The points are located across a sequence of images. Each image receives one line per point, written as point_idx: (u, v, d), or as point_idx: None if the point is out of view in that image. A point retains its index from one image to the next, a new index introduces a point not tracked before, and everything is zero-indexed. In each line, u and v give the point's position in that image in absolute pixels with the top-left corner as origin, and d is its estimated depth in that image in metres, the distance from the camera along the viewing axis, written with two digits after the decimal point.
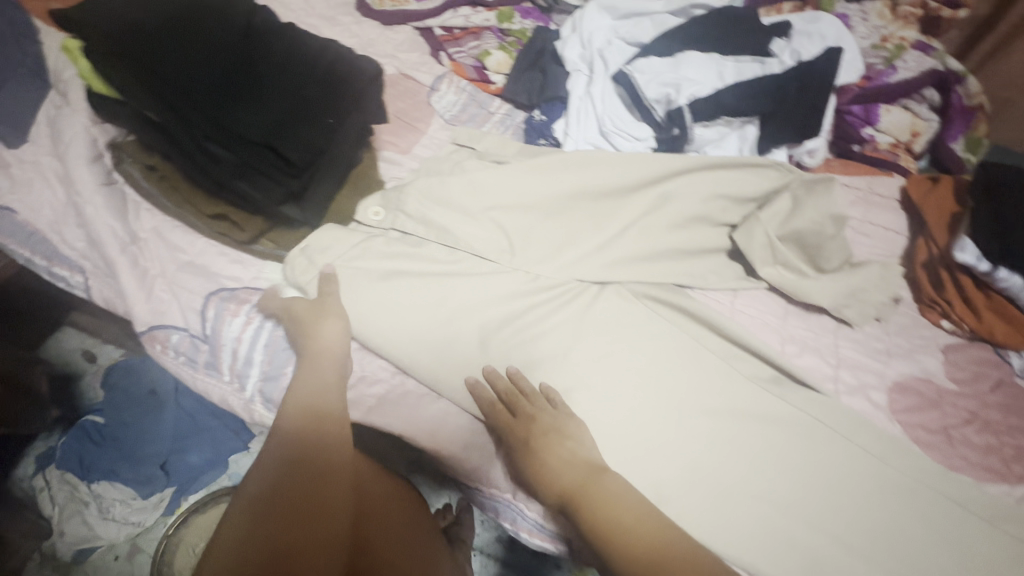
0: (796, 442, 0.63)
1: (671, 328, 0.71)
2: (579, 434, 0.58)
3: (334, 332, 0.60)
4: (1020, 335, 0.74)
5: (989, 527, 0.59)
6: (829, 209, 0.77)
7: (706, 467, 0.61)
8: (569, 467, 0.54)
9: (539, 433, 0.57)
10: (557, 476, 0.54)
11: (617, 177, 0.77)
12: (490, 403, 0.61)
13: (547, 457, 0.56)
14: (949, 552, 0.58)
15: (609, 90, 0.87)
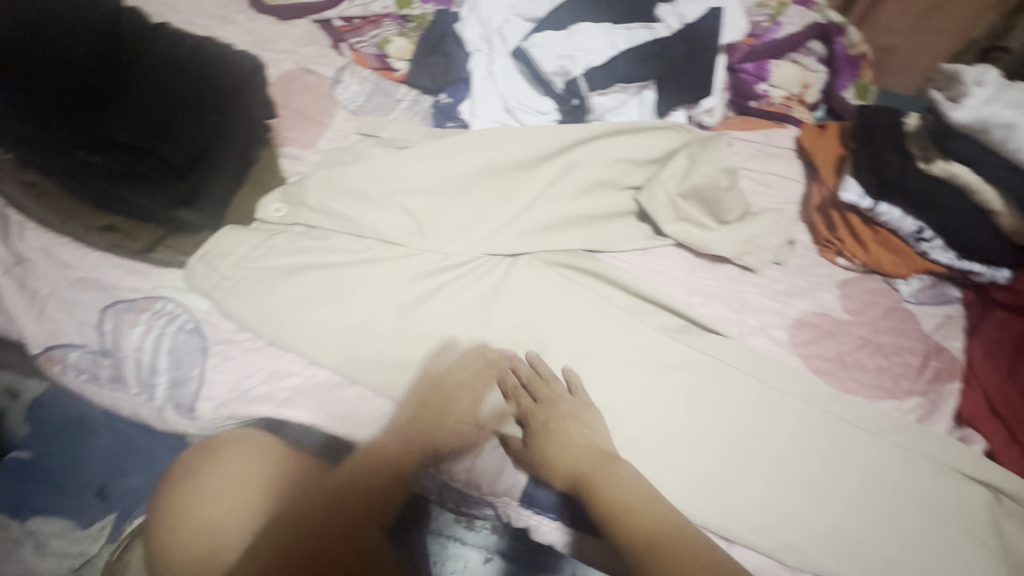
0: (702, 383, 0.67)
1: (581, 290, 0.73)
2: (594, 423, 0.61)
3: (462, 403, 0.61)
4: (904, 264, 0.80)
5: (883, 440, 0.64)
6: (720, 162, 0.81)
7: (622, 417, 0.64)
8: (587, 456, 0.57)
9: (558, 421, 0.59)
10: (570, 460, 0.56)
11: (519, 153, 0.80)
12: (512, 390, 0.62)
13: (553, 444, 0.58)
14: (856, 469, 0.62)
15: (511, 68, 0.89)
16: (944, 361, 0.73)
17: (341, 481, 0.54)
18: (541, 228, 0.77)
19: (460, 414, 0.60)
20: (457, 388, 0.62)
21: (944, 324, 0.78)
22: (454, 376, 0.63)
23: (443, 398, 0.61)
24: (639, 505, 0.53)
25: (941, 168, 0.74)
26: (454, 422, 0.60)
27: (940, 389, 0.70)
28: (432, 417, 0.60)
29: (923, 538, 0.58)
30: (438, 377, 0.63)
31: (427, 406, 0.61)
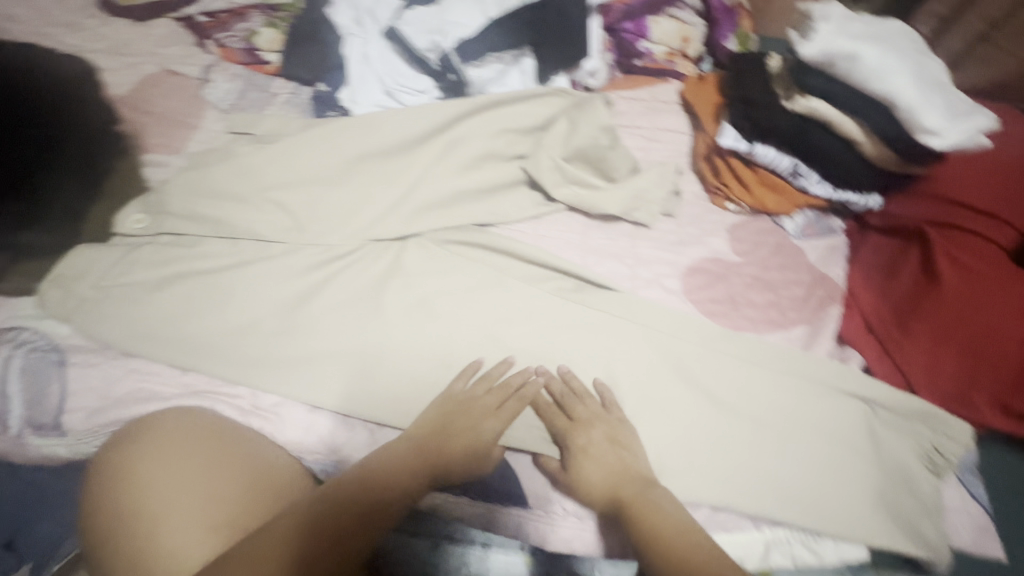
0: (608, 343, 0.68)
1: (474, 265, 0.73)
2: (631, 443, 0.61)
3: (472, 425, 0.60)
4: (786, 201, 0.82)
5: (812, 386, 0.66)
6: (599, 123, 0.84)
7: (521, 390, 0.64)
8: (624, 484, 0.58)
9: (596, 443, 0.60)
10: (610, 484, 0.58)
11: (398, 135, 0.79)
12: (547, 412, 0.63)
13: (593, 469, 0.59)
14: (786, 417, 0.64)
15: (387, 49, 0.86)
16: (827, 288, 0.76)
17: (358, 493, 0.52)
18: (427, 208, 0.75)
19: (466, 439, 0.59)
20: (481, 417, 0.61)
21: (828, 252, 0.80)
22: (476, 400, 0.62)
23: (458, 427, 0.60)
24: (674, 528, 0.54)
25: (798, 103, 0.78)
26: (456, 448, 0.59)
27: (822, 315, 0.73)
28: (445, 450, 0.58)
29: (834, 465, 0.61)
30: (463, 396, 0.62)
31: (443, 430, 0.60)
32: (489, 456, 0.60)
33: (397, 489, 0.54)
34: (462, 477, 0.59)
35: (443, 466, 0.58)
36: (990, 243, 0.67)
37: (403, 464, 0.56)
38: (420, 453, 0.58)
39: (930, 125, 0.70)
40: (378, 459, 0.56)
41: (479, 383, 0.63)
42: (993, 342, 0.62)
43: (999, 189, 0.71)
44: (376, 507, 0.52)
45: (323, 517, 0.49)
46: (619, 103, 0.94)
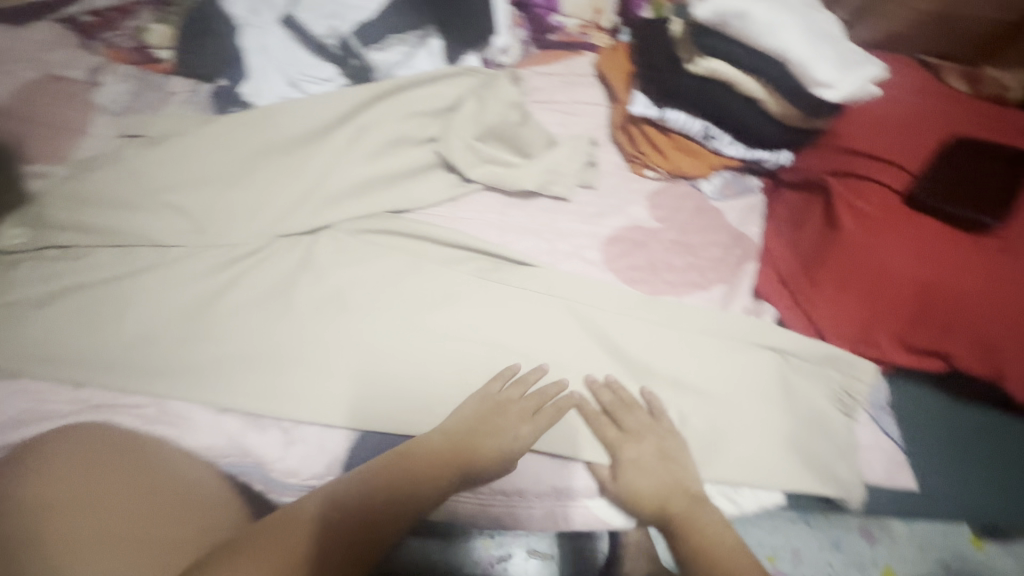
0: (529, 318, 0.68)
1: (391, 251, 0.71)
2: (679, 455, 0.60)
3: (504, 441, 0.58)
4: (701, 163, 0.84)
5: (747, 346, 0.66)
6: (507, 99, 0.82)
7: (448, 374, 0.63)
8: (673, 499, 0.58)
9: (646, 456, 0.59)
10: (660, 496, 0.58)
11: (302, 126, 0.76)
12: (596, 420, 0.62)
13: (645, 480, 0.58)
14: (724, 377, 0.65)
15: (286, 38, 0.82)
16: (744, 247, 0.77)
17: (386, 491, 0.53)
18: (334, 198, 0.73)
19: (502, 442, 0.58)
20: (516, 423, 0.59)
21: (746, 213, 0.82)
22: (513, 404, 0.60)
23: (491, 442, 0.58)
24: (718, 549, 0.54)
25: (700, 66, 0.78)
26: (487, 452, 0.57)
27: (739, 272, 0.74)
28: (477, 453, 0.57)
29: (816, 431, 0.63)
30: (500, 400, 0.60)
31: (474, 431, 0.58)
32: (513, 461, 0.58)
33: (425, 487, 0.54)
34: (493, 475, 0.58)
35: (474, 465, 0.57)
36: (885, 187, 0.69)
37: (433, 462, 0.55)
38: (451, 456, 0.56)
39: (824, 79, 0.71)
40: (412, 453, 0.56)
41: (513, 387, 0.62)
42: (888, 281, 0.63)
43: (893, 139, 0.74)
44: (400, 507, 0.53)
45: (343, 516, 0.51)
46: (534, 79, 0.93)
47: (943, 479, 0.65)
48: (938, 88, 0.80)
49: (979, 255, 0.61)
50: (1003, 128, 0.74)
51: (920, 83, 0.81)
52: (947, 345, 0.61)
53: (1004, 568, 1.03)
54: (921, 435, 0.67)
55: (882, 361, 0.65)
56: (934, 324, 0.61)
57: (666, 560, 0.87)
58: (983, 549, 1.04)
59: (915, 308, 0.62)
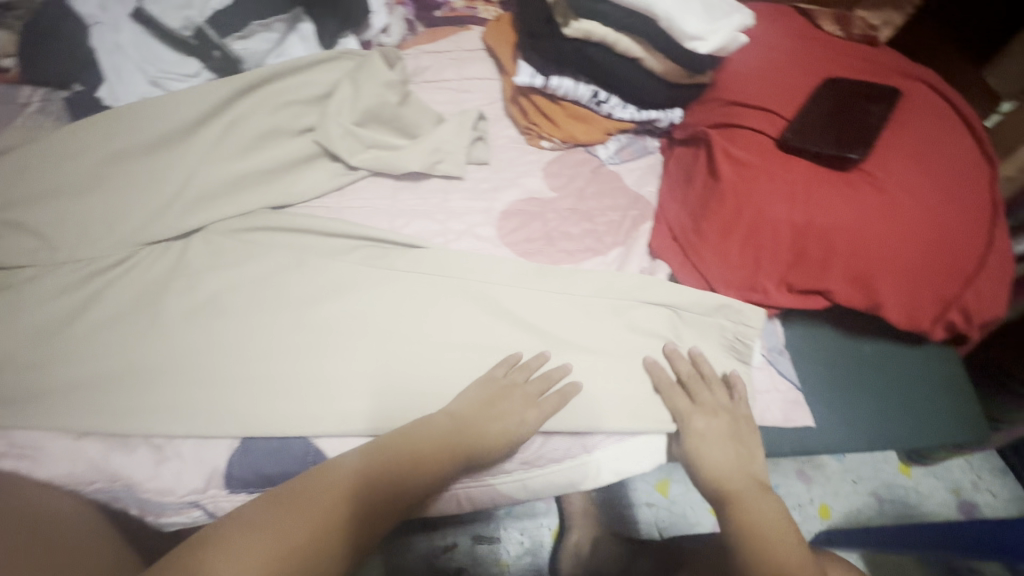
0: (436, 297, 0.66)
1: (275, 248, 0.68)
2: (750, 442, 0.60)
3: (511, 425, 0.57)
4: (593, 129, 0.83)
5: (642, 304, 0.66)
6: (383, 79, 0.77)
7: (400, 364, 0.61)
8: (731, 478, 0.57)
9: (714, 430, 0.59)
10: (725, 474, 0.57)
11: (159, 127, 0.70)
12: (669, 388, 0.61)
13: (713, 451, 0.58)
14: (624, 339, 0.65)
15: (140, 34, 0.76)
16: (641, 209, 0.78)
17: (404, 468, 0.52)
18: (201, 201, 0.69)
19: (508, 424, 0.57)
20: (522, 407, 0.58)
21: (643, 173, 0.84)
22: (518, 388, 0.59)
23: (496, 421, 0.57)
24: (769, 527, 0.53)
25: (576, 29, 0.74)
26: (495, 435, 0.56)
27: (633, 234, 0.74)
28: (484, 434, 0.56)
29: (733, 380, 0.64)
30: (504, 384, 0.59)
31: (482, 414, 0.57)
32: (515, 444, 0.58)
33: (436, 469, 0.53)
34: (494, 457, 0.57)
35: (481, 447, 0.56)
36: (760, 133, 0.70)
37: (445, 441, 0.54)
38: (461, 436, 0.55)
39: (695, 32, 0.70)
40: (419, 430, 0.55)
41: (517, 372, 0.60)
42: (767, 224, 0.63)
43: (766, 87, 0.74)
44: (417, 484, 0.52)
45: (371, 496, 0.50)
46: (421, 58, 0.90)
47: (842, 410, 0.67)
48: (812, 33, 0.81)
49: (846, 190, 0.62)
50: (868, 66, 0.76)
51: (796, 28, 0.82)
52: (827, 281, 0.62)
53: (929, 490, 1.08)
54: (819, 370, 0.69)
55: (769, 305, 0.66)
56: (813, 261, 0.63)
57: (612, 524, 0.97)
58: (910, 475, 1.09)
59: (794, 248, 0.63)
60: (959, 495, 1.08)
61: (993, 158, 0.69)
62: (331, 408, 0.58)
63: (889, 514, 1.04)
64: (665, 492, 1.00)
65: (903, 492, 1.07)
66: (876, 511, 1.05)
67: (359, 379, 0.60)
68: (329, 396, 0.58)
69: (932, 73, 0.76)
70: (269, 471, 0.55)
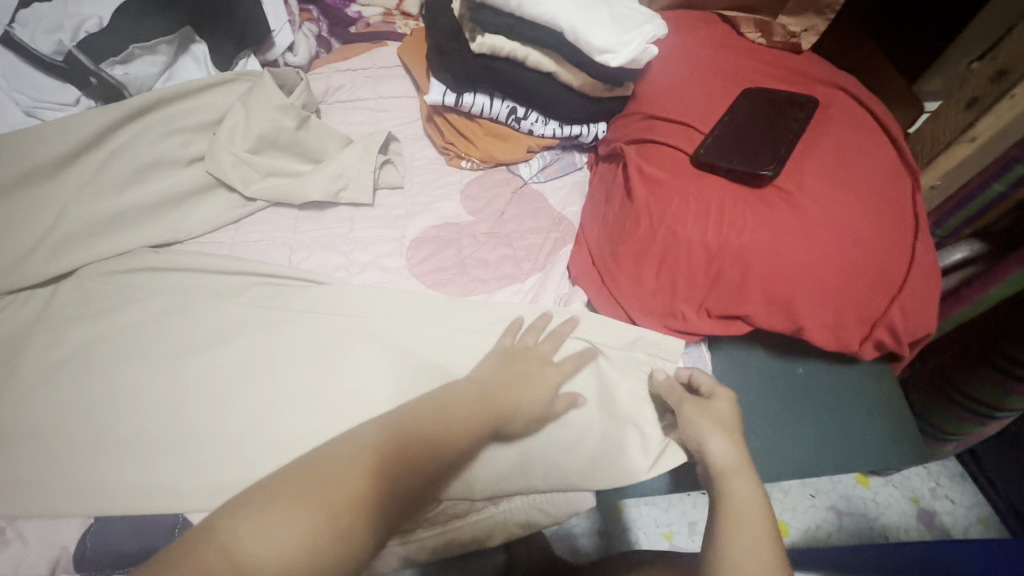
0: (350, 331, 0.61)
1: (158, 288, 0.62)
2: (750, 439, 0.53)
3: (538, 392, 0.54)
4: (512, 148, 0.79)
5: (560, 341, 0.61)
6: (272, 102, 0.71)
7: (349, 383, 0.57)
8: (722, 459, 0.50)
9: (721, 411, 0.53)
10: (719, 450, 0.50)
11: (18, 164, 0.62)
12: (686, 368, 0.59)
13: (718, 441, 0.51)
14: None
15: (6, 59, 0.69)
16: (563, 231, 0.74)
17: (429, 432, 0.47)
18: (73, 239, 0.62)
19: (533, 388, 0.54)
20: (539, 367, 0.56)
21: (569, 192, 0.80)
22: (533, 351, 0.57)
23: (513, 376, 0.54)
24: (744, 557, 0.43)
25: (480, 44, 0.70)
26: (523, 399, 0.52)
27: (552, 259, 0.70)
28: (511, 396, 0.52)
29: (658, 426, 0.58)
30: (514, 349, 0.57)
31: (503, 378, 0.53)
32: (554, 406, 0.54)
33: (465, 431, 0.49)
34: (530, 424, 0.53)
35: (509, 415, 0.51)
36: (675, 149, 0.66)
37: (470, 405, 0.50)
38: (487, 397, 0.51)
39: (605, 45, 0.66)
40: (442, 396, 0.51)
41: (527, 335, 0.59)
42: (680, 245, 0.59)
43: (684, 101, 0.71)
44: (446, 453, 0.47)
45: (412, 458, 0.45)
46: (332, 78, 0.86)
47: (772, 439, 0.63)
48: (732, 42, 0.79)
49: (762, 210, 0.59)
50: (787, 75, 0.74)
51: (716, 37, 0.79)
52: (745, 306, 0.59)
53: (887, 500, 1.01)
54: (752, 401, 0.64)
55: (689, 332, 0.62)
56: (731, 288, 0.59)
57: (558, 547, 0.86)
58: (869, 485, 1.02)
59: (711, 274, 0.59)
60: (917, 503, 1.00)
61: (915, 171, 0.67)
62: (201, 477, 0.52)
63: (848, 529, 0.98)
64: (621, 514, 0.94)
65: (866, 505, 1.00)
66: (834, 527, 0.98)
67: (246, 434, 0.54)
68: (202, 461, 0.53)
69: (852, 81, 0.74)
70: (127, 551, 0.48)
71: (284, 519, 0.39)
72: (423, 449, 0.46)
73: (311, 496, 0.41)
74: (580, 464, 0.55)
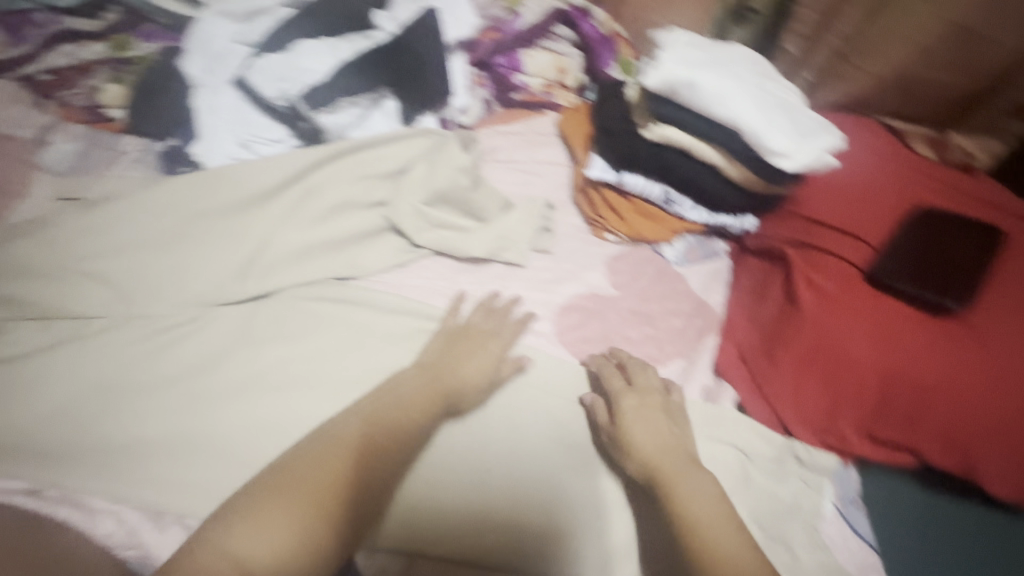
0: (342, 335, 0.66)
1: (336, 321, 0.67)
2: (679, 422, 0.61)
3: (477, 366, 0.64)
4: (660, 229, 0.80)
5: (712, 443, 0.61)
6: (459, 163, 0.79)
7: (328, 388, 0.63)
8: (656, 455, 0.57)
9: (640, 410, 0.61)
10: (655, 448, 0.58)
11: (245, 192, 0.73)
12: (606, 373, 0.66)
13: (640, 435, 0.59)
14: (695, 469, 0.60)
15: (237, 100, 0.81)
16: (706, 318, 0.74)
17: (388, 428, 0.56)
18: (271, 266, 0.69)
19: (474, 363, 0.64)
20: (481, 344, 0.66)
21: (710, 278, 0.80)
22: (482, 332, 0.68)
23: (455, 356, 0.64)
24: (703, 521, 0.52)
25: (654, 132, 0.75)
26: (464, 372, 0.63)
27: (698, 347, 0.71)
28: (456, 376, 0.62)
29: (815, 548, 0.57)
30: (456, 329, 0.68)
31: (448, 359, 0.64)
32: (494, 379, 0.64)
33: (414, 423, 0.58)
34: (472, 401, 0.63)
35: (454, 393, 0.62)
36: (843, 262, 0.66)
37: (418, 391, 0.60)
38: (434, 381, 0.62)
39: (779, 148, 0.67)
40: (395, 390, 0.60)
41: (477, 318, 0.69)
42: (850, 366, 0.60)
43: (854, 210, 0.71)
44: (395, 450, 0.56)
45: (372, 460, 0.54)
46: (494, 139, 0.91)
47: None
48: (906, 156, 0.78)
49: (943, 345, 0.58)
50: (965, 198, 0.72)
51: (884, 148, 0.80)
52: (917, 441, 0.58)
53: None
54: (884, 528, 0.61)
55: (845, 452, 0.61)
56: (899, 415, 0.59)
57: None
58: None
59: (878, 398, 0.59)
60: None
61: None
62: (209, 486, 0.55)
63: None
64: None
65: None
66: None
67: (241, 442, 0.58)
68: (211, 472, 0.56)
69: None
70: None
71: (275, 525, 0.46)
72: (383, 422, 0.56)
73: (309, 487, 0.49)
74: (539, 475, 0.60)
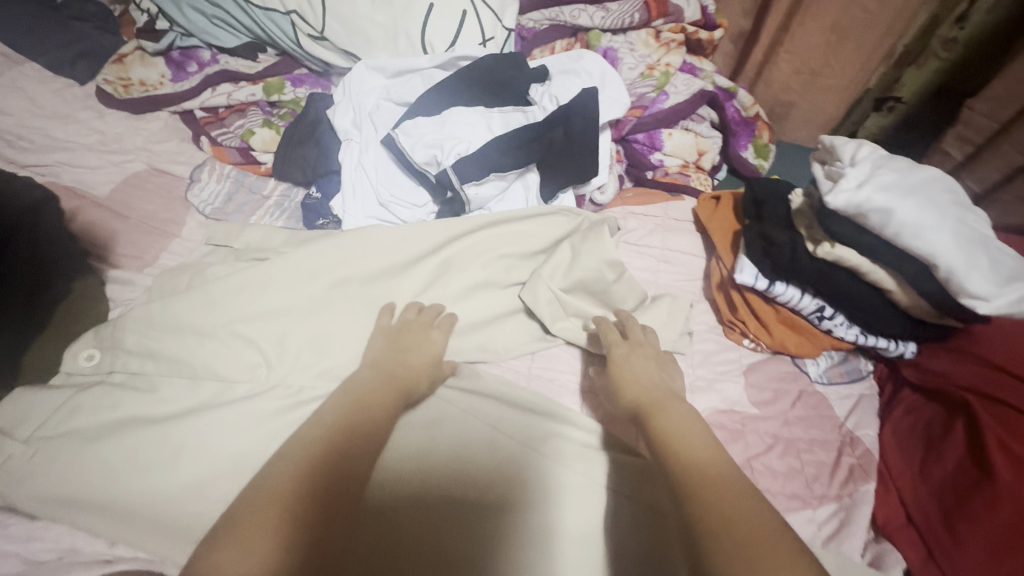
0: (304, 333, 0.65)
1: (475, 422, 0.62)
2: (666, 369, 0.65)
3: (428, 355, 0.63)
4: (810, 344, 0.75)
5: None
6: (604, 255, 0.76)
7: (286, 413, 0.60)
8: (644, 389, 0.59)
9: (637, 357, 0.64)
10: (638, 390, 0.59)
11: (385, 261, 0.71)
12: (605, 328, 0.69)
13: (638, 367, 0.62)
14: None
15: (383, 158, 0.81)
16: (860, 458, 0.67)
17: (354, 418, 0.52)
18: None
19: (424, 350, 0.64)
20: (426, 332, 0.66)
21: (858, 408, 0.73)
22: (421, 324, 0.66)
23: (399, 352, 0.62)
24: (694, 439, 0.50)
25: (827, 251, 0.68)
26: (414, 352, 0.63)
27: (856, 496, 0.64)
28: (407, 366, 0.61)
29: None
30: (401, 325, 0.66)
31: (395, 357, 0.61)
32: (439, 367, 0.65)
33: (389, 405, 0.56)
34: (419, 386, 0.61)
35: (409, 387, 0.59)
36: None
37: (376, 382, 0.57)
38: (389, 373, 0.59)
39: (980, 292, 0.59)
40: (356, 383, 0.57)
41: (424, 316, 0.68)
42: None
43: None
44: (384, 421, 0.54)
45: (367, 434, 0.51)
46: (628, 220, 0.88)
47: None
48: None
49: None
50: None
51: None
52: None
53: None
54: None
55: None
56: None
57: None
58: None
59: None
60: None
61: None
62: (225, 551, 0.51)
63: None
64: None
65: None
66: None
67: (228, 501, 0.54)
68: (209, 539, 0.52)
69: None
70: None
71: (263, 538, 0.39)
72: (374, 374, 0.59)
73: (302, 470, 0.45)
74: (520, 442, 0.61)
